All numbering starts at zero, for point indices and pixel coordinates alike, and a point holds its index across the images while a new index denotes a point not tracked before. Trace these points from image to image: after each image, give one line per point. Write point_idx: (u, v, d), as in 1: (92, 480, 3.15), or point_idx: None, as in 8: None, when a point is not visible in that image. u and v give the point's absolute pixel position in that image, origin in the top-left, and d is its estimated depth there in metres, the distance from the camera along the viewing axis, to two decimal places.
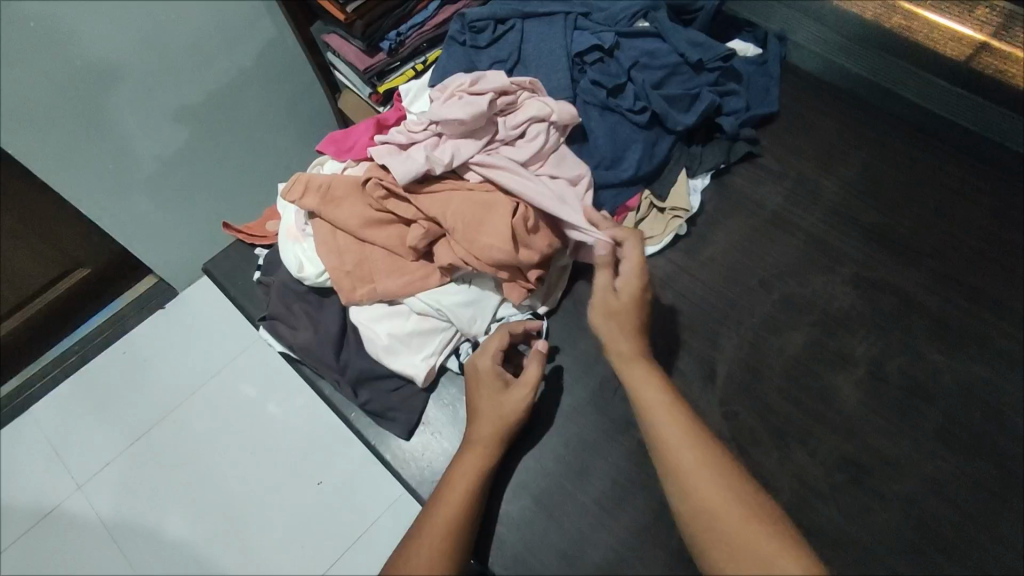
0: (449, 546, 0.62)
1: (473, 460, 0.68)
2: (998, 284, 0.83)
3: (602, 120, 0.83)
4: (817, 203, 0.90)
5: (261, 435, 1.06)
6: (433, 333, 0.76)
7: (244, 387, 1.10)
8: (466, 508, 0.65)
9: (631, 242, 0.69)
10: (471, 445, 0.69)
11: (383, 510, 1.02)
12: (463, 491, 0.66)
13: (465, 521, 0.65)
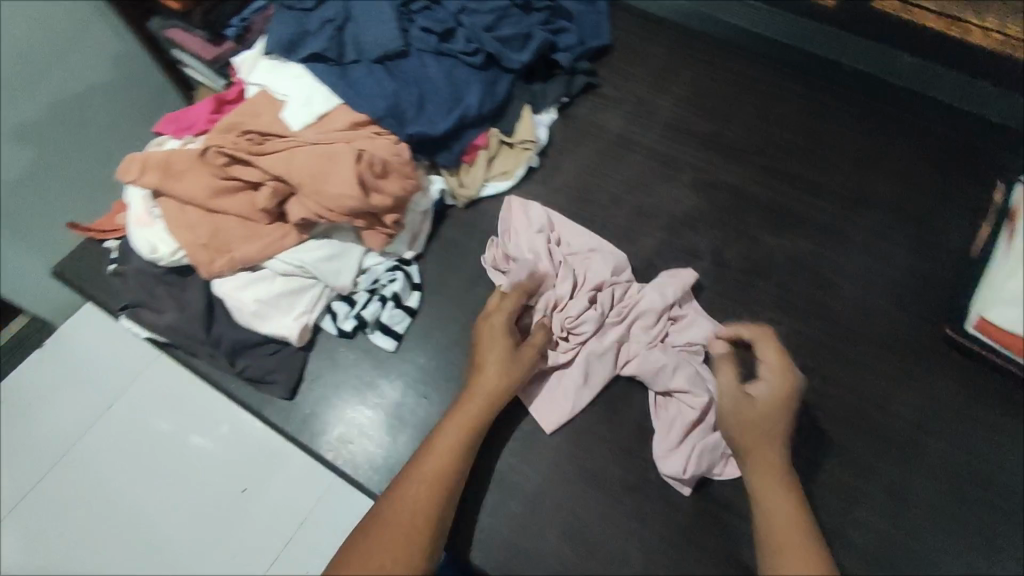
0: (417, 513, 0.63)
1: (454, 431, 0.69)
2: (817, 169, 0.93)
3: (438, 65, 0.88)
4: (653, 121, 0.98)
5: (181, 465, 0.96)
6: (301, 292, 0.79)
7: (155, 420, 0.99)
8: (440, 477, 0.66)
9: (763, 345, 0.71)
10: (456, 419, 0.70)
11: (318, 503, 0.93)
12: (437, 460, 0.67)
13: (451, 476, 0.67)
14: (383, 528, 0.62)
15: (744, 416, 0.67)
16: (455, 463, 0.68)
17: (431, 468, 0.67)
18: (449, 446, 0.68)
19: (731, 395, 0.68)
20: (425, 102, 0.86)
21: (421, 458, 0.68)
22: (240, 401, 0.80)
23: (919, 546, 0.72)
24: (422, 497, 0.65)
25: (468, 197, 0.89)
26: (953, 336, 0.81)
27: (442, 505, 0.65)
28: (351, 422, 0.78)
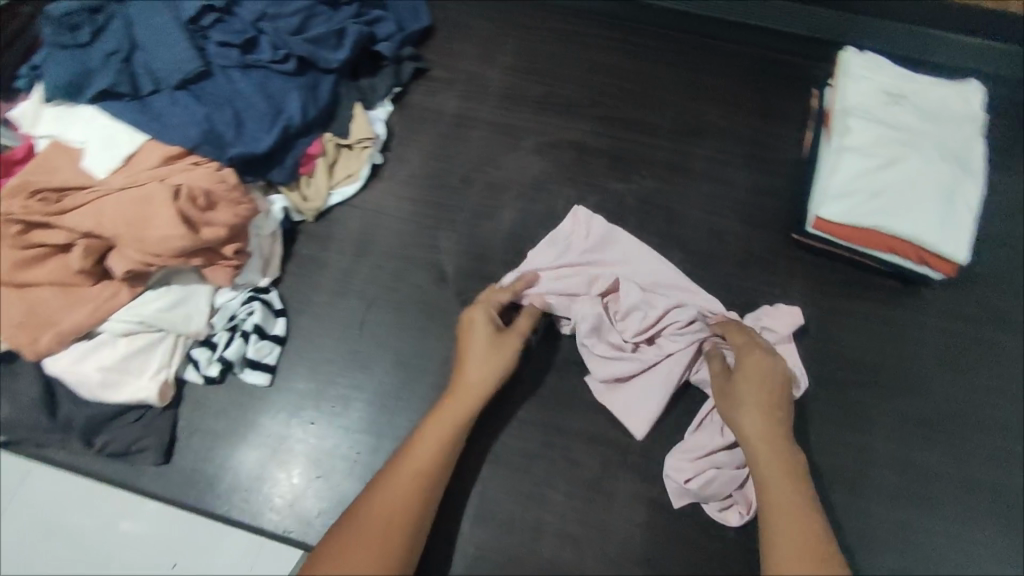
0: (399, 514, 0.61)
1: (441, 425, 0.67)
2: (650, 110, 0.97)
3: (247, 79, 0.83)
4: (488, 94, 0.98)
5: (105, 559, 0.84)
6: (151, 348, 0.73)
7: (71, 515, 0.86)
8: (426, 479, 0.64)
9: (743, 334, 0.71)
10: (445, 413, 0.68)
11: (253, 556, 0.82)
12: (423, 461, 0.65)
13: (436, 470, 0.65)
14: (360, 534, 0.59)
15: (749, 416, 0.65)
16: (442, 462, 0.66)
17: (416, 468, 0.65)
18: (436, 444, 0.66)
19: (743, 396, 0.66)
20: (243, 120, 0.81)
21: (406, 449, 0.66)
22: (109, 480, 0.73)
23: (802, 443, 0.77)
24: (407, 499, 0.63)
25: (316, 209, 0.86)
26: (799, 240, 0.87)
27: (427, 505, 0.64)
28: (238, 469, 0.73)
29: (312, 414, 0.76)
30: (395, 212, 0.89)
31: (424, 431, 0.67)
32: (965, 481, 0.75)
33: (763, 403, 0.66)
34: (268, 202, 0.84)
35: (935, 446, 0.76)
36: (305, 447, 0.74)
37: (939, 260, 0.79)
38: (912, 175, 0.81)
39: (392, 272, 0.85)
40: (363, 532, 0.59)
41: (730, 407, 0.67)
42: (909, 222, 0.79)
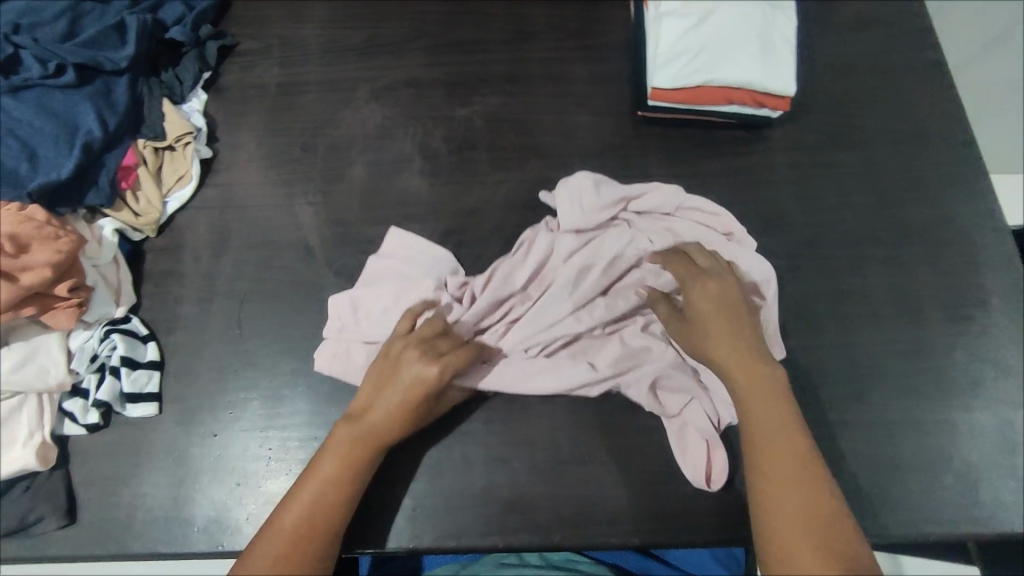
0: (298, 547, 0.60)
1: (329, 468, 0.64)
2: (476, 26, 0.94)
3: (23, 103, 0.75)
4: (307, 53, 0.93)
5: None
6: (15, 414, 0.68)
7: None
8: (336, 506, 0.63)
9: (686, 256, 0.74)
10: (337, 445, 0.65)
11: None
12: (329, 494, 0.63)
13: (313, 539, 0.61)
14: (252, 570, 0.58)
15: (716, 324, 0.68)
16: (344, 505, 0.63)
17: (313, 505, 0.62)
18: (336, 480, 0.63)
19: (697, 321, 0.69)
20: (33, 149, 0.73)
21: (282, 505, 0.63)
22: (14, 558, 0.68)
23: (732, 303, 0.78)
24: (303, 533, 0.61)
25: (154, 222, 0.80)
26: (646, 115, 0.87)
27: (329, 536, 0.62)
28: (150, 503, 0.70)
29: (211, 426, 0.73)
30: (242, 202, 0.84)
31: (318, 462, 0.65)
32: (845, 294, 0.79)
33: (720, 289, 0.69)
34: (96, 229, 0.78)
35: (809, 270, 0.81)
36: (213, 461, 0.72)
37: (772, 98, 0.82)
38: (729, 23, 0.82)
39: (256, 262, 0.81)
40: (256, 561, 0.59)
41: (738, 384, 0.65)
42: (735, 69, 0.81)
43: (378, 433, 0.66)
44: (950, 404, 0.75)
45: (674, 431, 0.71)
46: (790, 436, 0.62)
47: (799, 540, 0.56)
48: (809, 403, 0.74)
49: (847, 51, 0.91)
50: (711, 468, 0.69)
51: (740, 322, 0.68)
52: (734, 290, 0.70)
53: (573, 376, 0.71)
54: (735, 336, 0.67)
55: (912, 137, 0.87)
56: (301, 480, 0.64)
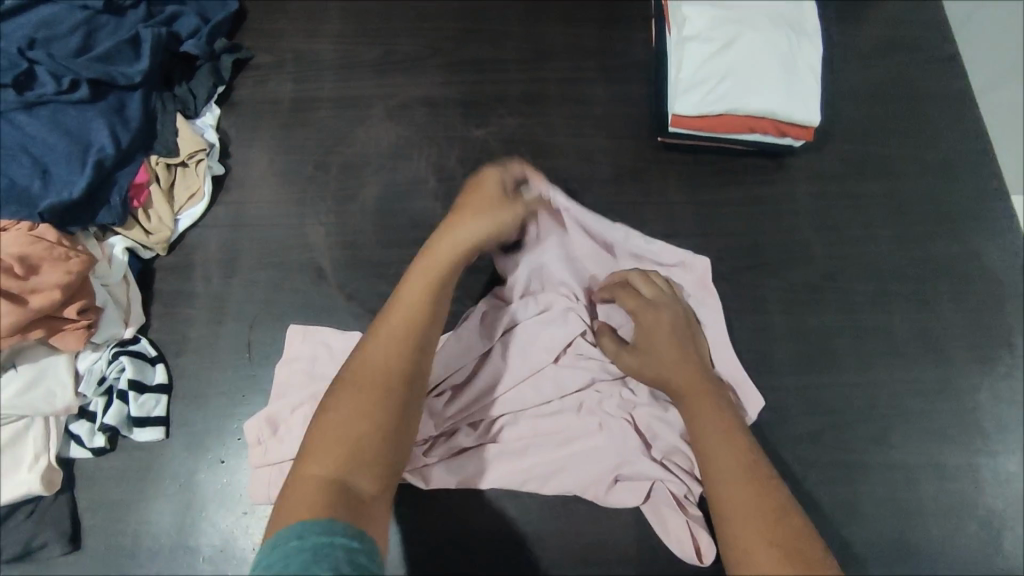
0: (383, 391, 0.54)
1: (430, 277, 0.61)
2: (494, 44, 0.92)
3: (36, 119, 0.74)
4: (321, 68, 0.91)
5: None
6: (20, 438, 0.67)
7: None
8: (412, 333, 0.57)
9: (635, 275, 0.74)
10: (428, 257, 0.62)
11: None
12: (404, 326, 0.57)
13: (399, 385, 0.55)
14: (328, 431, 0.52)
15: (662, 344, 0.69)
16: (419, 333, 0.58)
17: (385, 344, 0.56)
18: (417, 306, 0.59)
19: (647, 338, 0.70)
20: (46, 167, 0.73)
21: (353, 363, 0.56)
22: None
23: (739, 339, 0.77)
24: (384, 372, 0.55)
25: (165, 241, 0.79)
26: (665, 141, 0.86)
27: (411, 367, 0.56)
28: (155, 531, 0.69)
29: (219, 452, 0.72)
30: (253, 221, 0.83)
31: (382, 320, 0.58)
32: (864, 330, 0.78)
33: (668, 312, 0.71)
34: (107, 247, 0.77)
35: (829, 304, 0.79)
36: (220, 490, 0.71)
37: (794, 127, 0.81)
38: (753, 49, 0.81)
39: (267, 283, 0.80)
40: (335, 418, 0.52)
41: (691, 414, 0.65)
42: (757, 96, 0.79)
43: (476, 230, 0.64)
44: (972, 446, 0.73)
45: (650, 510, 0.69)
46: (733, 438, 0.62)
47: (747, 520, 0.55)
48: (825, 444, 0.73)
49: (870, 78, 0.90)
50: (700, 541, 0.67)
51: (688, 346, 0.70)
52: (681, 316, 0.72)
53: (532, 470, 0.69)
54: (681, 358, 0.68)
55: (937, 167, 0.85)
56: (374, 326, 0.58)
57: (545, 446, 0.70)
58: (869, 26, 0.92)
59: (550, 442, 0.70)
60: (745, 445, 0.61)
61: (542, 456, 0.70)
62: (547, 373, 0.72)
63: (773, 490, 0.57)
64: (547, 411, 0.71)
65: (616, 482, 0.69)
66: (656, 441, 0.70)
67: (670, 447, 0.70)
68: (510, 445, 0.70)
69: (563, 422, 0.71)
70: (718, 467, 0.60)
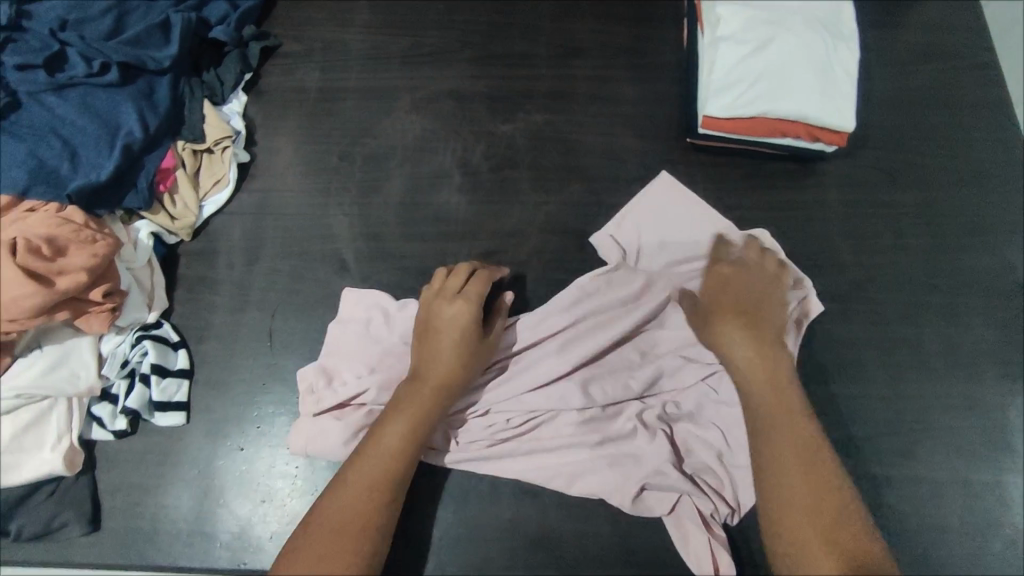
0: (353, 536, 0.59)
1: (400, 429, 0.64)
2: (523, 39, 0.92)
3: (66, 101, 0.74)
4: (349, 59, 0.91)
5: None
6: (43, 418, 0.67)
7: None
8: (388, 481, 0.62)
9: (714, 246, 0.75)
10: (400, 406, 0.66)
11: None
12: (376, 472, 0.62)
13: (366, 523, 0.60)
14: (302, 568, 0.57)
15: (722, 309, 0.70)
16: (398, 477, 0.63)
17: (364, 485, 0.62)
18: (391, 456, 0.63)
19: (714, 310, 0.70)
20: (74, 149, 0.73)
21: (326, 495, 0.62)
22: (35, 562, 0.68)
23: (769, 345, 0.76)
24: (355, 515, 0.60)
25: (189, 227, 0.79)
26: (695, 142, 0.85)
27: (382, 513, 0.61)
28: (173, 515, 0.70)
29: (238, 440, 0.72)
30: (277, 209, 0.83)
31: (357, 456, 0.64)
32: (891, 342, 0.77)
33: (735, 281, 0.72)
34: (132, 231, 0.77)
35: (857, 314, 0.78)
36: (239, 478, 0.71)
37: (828, 132, 0.79)
38: (789, 51, 0.79)
39: (289, 273, 0.80)
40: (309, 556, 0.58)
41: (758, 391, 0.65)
42: (791, 100, 0.78)
43: (441, 375, 0.67)
44: (1000, 464, 0.72)
45: (672, 521, 0.68)
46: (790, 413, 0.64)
47: (801, 514, 0.58)
48: (847, 455, 0.72)
49: (906, 85, 0.88)
50: (719, 561, 0.66)
51: (760, 317, 0.69)
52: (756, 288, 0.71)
53: (562, 467, 0.69)
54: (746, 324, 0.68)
55: (972, 178, 0.83)
56: (359, 451, 0.64)
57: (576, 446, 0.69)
58: (907, 31, 0.90)
59: (583, 445, 0.69)
60: (803, 420, 0.63)
61: (570, 457, 0.69)
62: (586, 374, 0.72)
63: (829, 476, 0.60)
64: (586, 416, 0.70)
65: (643, 490, 0.68)
66: (689, 456, 0.70)
67: (702, 463, 0.70)
68: (541, 443, 0.70)
69: (597, 429, 0.70)
70: (773, 442, 0.62)
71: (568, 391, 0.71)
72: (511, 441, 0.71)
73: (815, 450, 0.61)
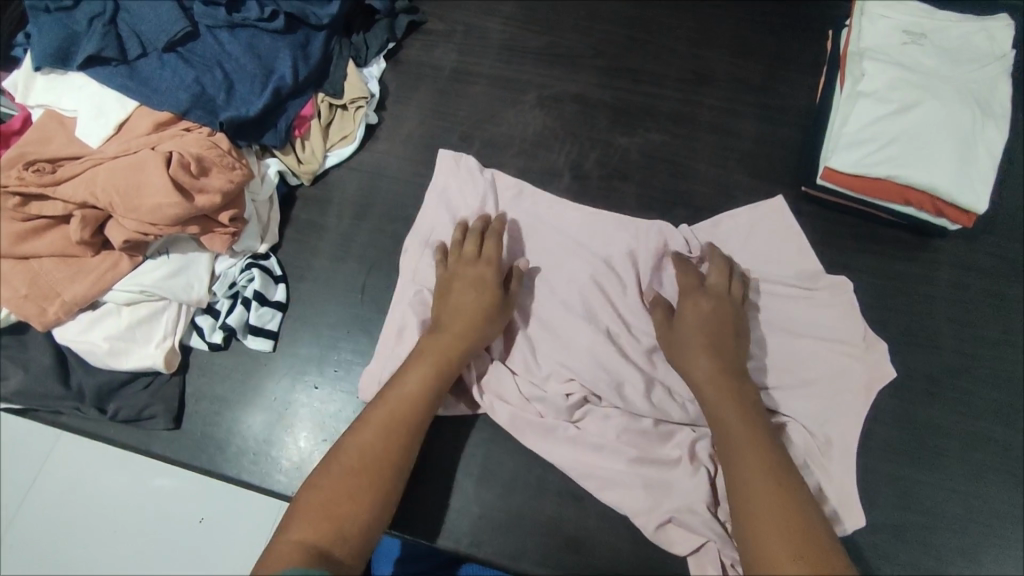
0: (380, 464, 0.62)
1: (424, 371, 0.68)
2: (657, 59, 0.93)
3: (235, 40, 0.81)
4: (487, 46, 0.95)
5: (149, 511, 1.01)
6: (156, 317, 0.74)
7: (118, 476, 1.03)
8: (405, 434, 0.64)
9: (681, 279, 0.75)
10: (425, 355, 0.69)
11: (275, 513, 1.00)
12: (399, 410, 0.65)
13: (384, 468, 0.62)
14: (323, 499, 0.59)
15: (697, 333, 0.69)
16: (407, 436, 0.64)
17: (393, 418, 0.65)
18: (413, 398, 0.66)
19: (684, 324, 0.70)
20: (233, 82, 0.79)
21: (354, 432, 0.64)
22: (121, 445, 0.75)
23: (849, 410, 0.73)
24: (377, 460, 0.62)
25: (312, 172, 0.85)
26: (809, 191, 0.83)
27: (401, 462, 0.63)
28: (245, 433, 0.75)
29: (315, 378, 0.77)
30: (392, 173, 0.87)
31: (389, 396, 0.67)
32: (976, 437, 0.73)
33: (697, 298, 0.72)
34: (263, 166, 0.83)
35: (946, 400, 0.75)
36: (311, 413, 0.76)
37: (954, 209, 0.76)
38: (933, 119, 0.76)
39: (392, 234, 0.84)
40: (335, 479, 0.60)
41: (724, 417, 0.64)
42: (925, 168, 0.75)
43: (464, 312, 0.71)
44: None
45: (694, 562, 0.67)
46: (750, 436, 0.62)
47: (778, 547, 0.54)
48: (901, 541, 0.70)
49: None
50: None
51: (728, 338, 0.69)
52: (724, 307, 0.71)
53: (598, 470, 0.70)
54: (714, 346, 0.68)
55: None
56: (381, 399, 0.67)
57: (618, 454, 0.71)
58: None
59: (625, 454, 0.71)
60: (768, 447, 0.62)
61: (607, 465, 0.71)
62: (649, 385, 0.73)
63: (797, 503, 0.57)
64: (636, 425, 0.72)
65: (669, 521, 0.68)
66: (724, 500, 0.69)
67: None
68: (581, 440, 0.72)
69: (647, 445, 0.71)
70: (745, 469, 0.60)
71: (624, 389, 0.73)
72: (557, 432, 0.73)
73: (786, 480, 0.59)
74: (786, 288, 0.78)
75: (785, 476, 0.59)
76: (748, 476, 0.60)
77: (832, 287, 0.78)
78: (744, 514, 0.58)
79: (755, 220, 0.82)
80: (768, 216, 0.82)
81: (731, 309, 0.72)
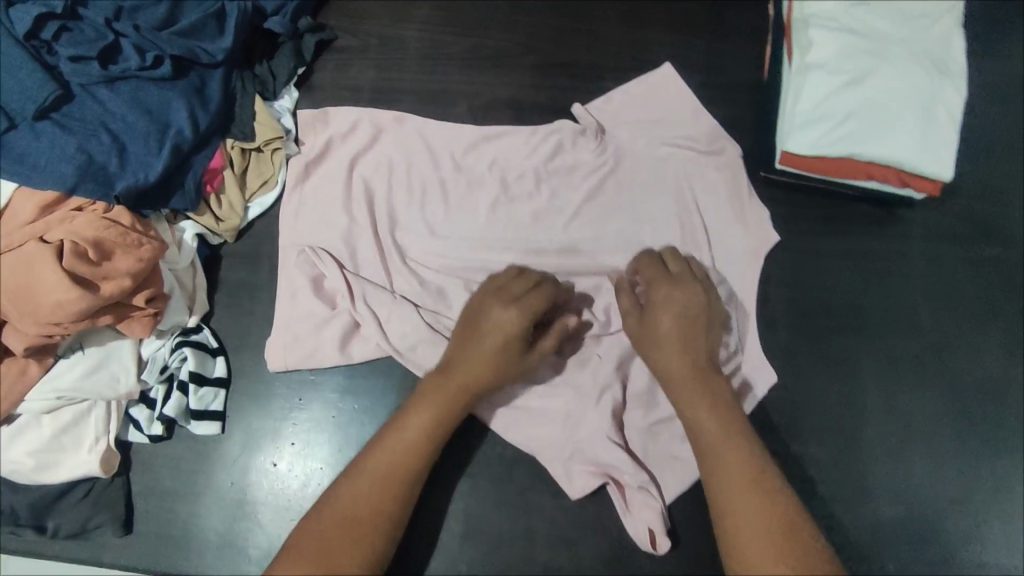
0: (375, 506, 0.58)
1: (428, 408, 0.63)
2: (591, 47, 0.86)
3: (117, 95, 0.72)
4: (406, 58, 0.87)
5: None
6: (82, 420, 0.67)
7: None
8: (406, 464, 0.61)
9: (644, 273, 0.70)
10: (426, 401, 0.63)
11: None
12: (396, 445, 0.61)
13: (378, 504, 0.59)
14: (309, 548, 0.55)
15: (667, 323, 0.65)
16: (405, 466, 0.61)
17: (392, 459, 0.61)
18: (411, 437, 0.62)
19: (656, 318, 0.66)
20: (123, 144, 0.71)
21: (350, 471, 0.60)
22: (70, 560, 0.70)
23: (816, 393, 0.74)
24: (370, 503, 0.58)
25: (234, 229, 0.77)
26: (770, 176, 0.79)
27: (397, 496, 0.60)
28: (204, 526, 0.70)
29: (273, 454, 0.72)
30: None
31: (386, 432, 0.62)
32: (953, 411, 0.74)
33: (669, 285, 0.68)
34: (177, 231, 0.75)
35: (925, 379, 0.75)
36: (272, 493, 0.71)
37: (920, 180, 0.72)
38: (890, 88, 0.72)
39: None
40: (321, 524, 0.57)
41: (698, 415, 0.62)
42: (886, 143, 0.71)
43: (463, 345, 0.65)
44: None
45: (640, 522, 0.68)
46: (744, 470, 0.58)
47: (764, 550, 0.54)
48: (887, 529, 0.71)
49: (1006, 129, 0.80)
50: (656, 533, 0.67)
51: (700, 331, 0.66)
52: (697, 297, 0.67)
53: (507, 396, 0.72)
54: (687, 337, 0.65)
55: None
56: (375, 438, 0.62)
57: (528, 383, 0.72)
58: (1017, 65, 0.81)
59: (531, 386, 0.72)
60: (747, 443, 0.60)
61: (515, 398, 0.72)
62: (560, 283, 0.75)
63: (778, 494, 0.57)
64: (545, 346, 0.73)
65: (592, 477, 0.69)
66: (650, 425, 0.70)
67: (663, 416, 0.71)
68: None
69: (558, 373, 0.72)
70: (725, 469, 0.59)
71: None
72: None
73: (762, 473, 0.58)
74: (678, 146, 0.79)
75: (771, 472, 0.59)
76: (729, 470, 0.58)
77: (725, 150, 0.79)
78: (726, 513, 0.57)
79: (653, 87, 0.81)
80: (665, 83, 0.81)
81: (708, 308, 0.68)
